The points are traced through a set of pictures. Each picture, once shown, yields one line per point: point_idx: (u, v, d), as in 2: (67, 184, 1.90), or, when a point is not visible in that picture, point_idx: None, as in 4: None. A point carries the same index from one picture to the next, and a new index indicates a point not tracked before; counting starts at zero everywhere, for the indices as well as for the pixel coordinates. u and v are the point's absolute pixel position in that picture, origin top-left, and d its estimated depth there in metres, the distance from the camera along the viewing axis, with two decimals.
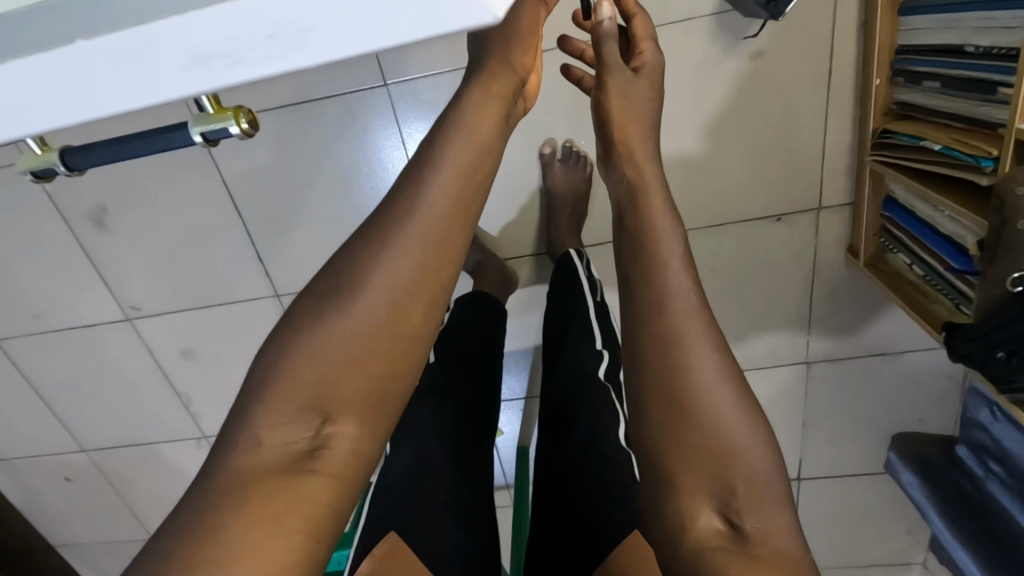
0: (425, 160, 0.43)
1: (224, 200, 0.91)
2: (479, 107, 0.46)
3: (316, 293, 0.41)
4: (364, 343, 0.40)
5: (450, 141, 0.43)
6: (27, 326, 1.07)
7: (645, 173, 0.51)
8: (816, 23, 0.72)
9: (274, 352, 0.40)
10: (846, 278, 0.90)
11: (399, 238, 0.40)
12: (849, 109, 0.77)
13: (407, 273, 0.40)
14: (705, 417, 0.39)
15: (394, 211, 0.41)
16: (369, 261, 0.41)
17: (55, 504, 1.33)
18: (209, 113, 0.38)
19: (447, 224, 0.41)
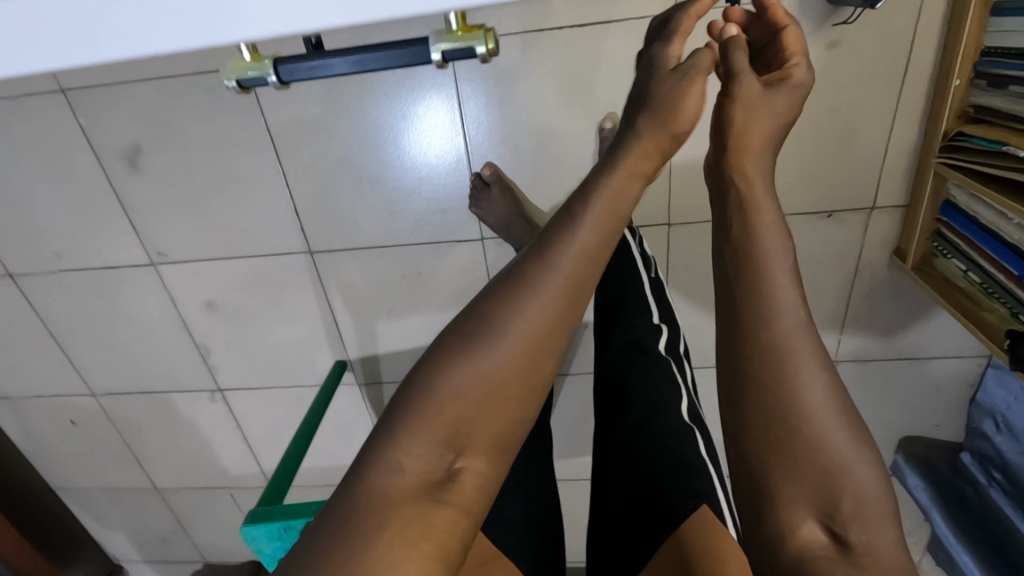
0: (570, 214, 0.46)
1: (267, 150, 0.89)
2: (622, 167, 0.48)
3: (459, 331, 0.44)
4: (499, 386, 0.43)
5: (593, 200, 0.46)
6: (46, 263, 1.03)
7: (755, 187, 0.50)
8: (902, 16, 0.70)
9: (415, 386, 0.43)
10: (888, 281, 0.89)
11: (538, 290, 0.43)
12: (918, 110, 0.76)
13: (543, 323, 0.43)
14: (816, 453, 0.42)
15: (535, 259, 0.44)
16: (508, 310, 0.43)
17: (58, 447, 1.32)
18: (457, 34, 0.47)
19: (583, 276, 0.45)
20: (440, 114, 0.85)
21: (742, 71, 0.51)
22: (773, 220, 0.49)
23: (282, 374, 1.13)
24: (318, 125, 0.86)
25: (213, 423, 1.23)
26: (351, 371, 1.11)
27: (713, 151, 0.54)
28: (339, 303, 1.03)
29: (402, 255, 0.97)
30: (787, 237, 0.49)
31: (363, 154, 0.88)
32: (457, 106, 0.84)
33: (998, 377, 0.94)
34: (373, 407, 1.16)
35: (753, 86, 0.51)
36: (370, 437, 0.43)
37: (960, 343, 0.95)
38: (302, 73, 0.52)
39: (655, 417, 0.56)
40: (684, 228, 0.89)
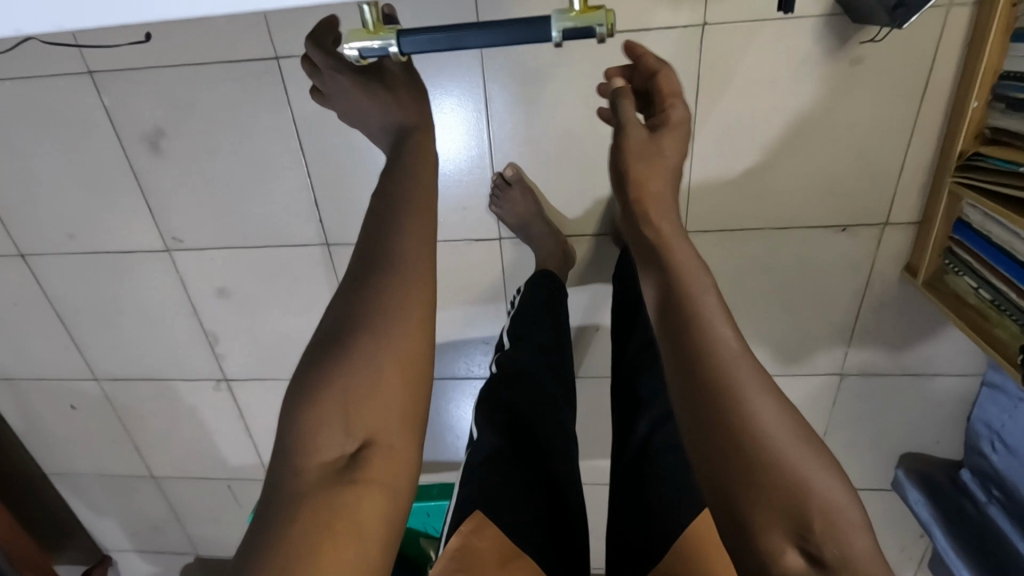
0: (387, 228, 0.53)
1: (291, 141, 0.89)
2: (416, 181, 0.55)
3: (318, 340, 0.49)
4: (378, 378, 0.48)
5: (408, 213, 0.53)
6: (59, 244, 1.03)
7: (670, 243, 0.56)
8: (924, 36, 0.72)
9: (294, 392, 0.48)
10: (898, 296, 0.91)
11: (386, 292, 0.50)
12: (936, 129, 0.78)
13: (396, 317, 0.50)
14: (772, 465, 0.42)
15: (377, 267, 0.51)
16: (364, 313, 0.49)
17: (56, 431, 1.31)
18: (576, 14, 0.45)
19: (417, 279, 0.52)
20: (448, 112, 0.86)
21: (630, 121, 0.59)
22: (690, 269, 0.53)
23: (290, 365, 1.13)
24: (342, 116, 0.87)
25: (215, 412, 1.22)
26: None
27: (623, 200, 0.63)
28: None
29: None
30: (706, 270, 0.54)
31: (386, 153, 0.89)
32: (461, 104, 0.85)
33: (992, 395, 0.95)
34: None
35: (639, 134, 0.59)
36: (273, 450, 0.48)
37: (961, 359, 0.97)
38: (423, 46, 0.48)
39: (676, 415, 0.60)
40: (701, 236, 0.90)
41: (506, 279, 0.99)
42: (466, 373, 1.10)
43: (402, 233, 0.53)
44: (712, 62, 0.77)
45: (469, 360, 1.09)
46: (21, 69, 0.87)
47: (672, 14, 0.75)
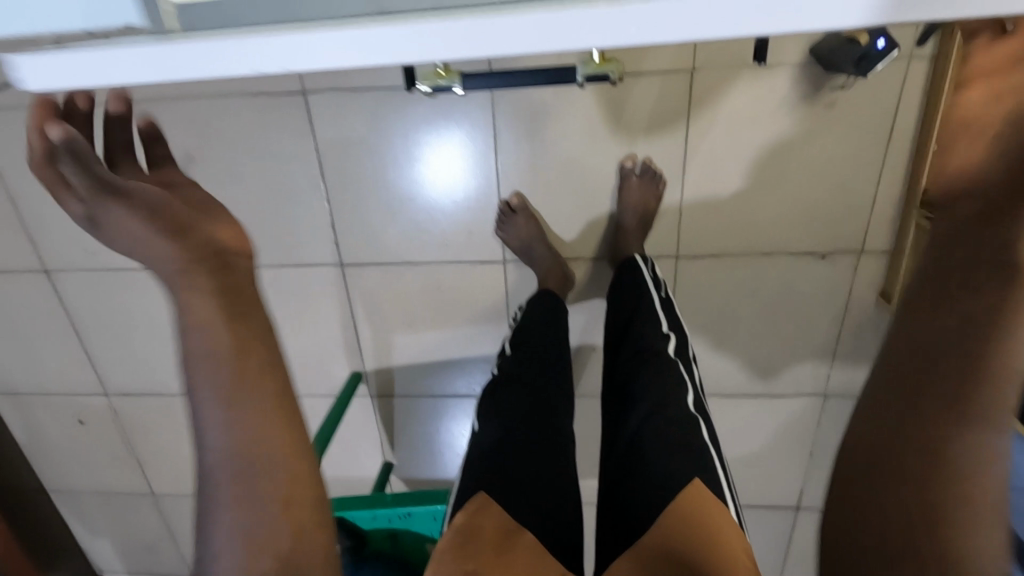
0: (195, 351, 0.52)
1: (312, 167, 0.96)
2: (195, 294, 0.52)
3: (200, 484, 0.54)
4: (266, 498, 0.53)
5: (200, 329, 0.52)
6: (83, 261, 1.08)
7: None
8: (888, 85, 0.81)
9: (201, 537, 0.53)
10: (875, 320, 0.98)
11: (229, 417, 0.53)
12: (903, 167, 0.86)
13: (250, 443, 0.53)
14: (971, 493, 0.48)
15: (212, 396, 0.53)
16: (217, 448, 0.53)
17: (61, 446, 1.33)
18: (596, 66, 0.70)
19: (258, 385, 0.54)
20: (446, 146, 0.93)
21: None
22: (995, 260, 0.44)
23: (298, 381, 1.17)
24: (359, 145, 0.94)
25: None
26: (364, 384, 1.16)
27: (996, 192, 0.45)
28: (360, 315, 1.09)
29: (425, 272, 1.03)
30: None
31: (397, 178, 0.96)
32: (458, 141, 0.92)
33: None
34: (381, 419, 1.20)
35: None
36: None
37: None
38: (480, 84, 0.73)
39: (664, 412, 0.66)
40: (691, 261, 0.97)
41: (509, 299, 1.05)
42: (466, 390, 1.15)
43: (210, 362, 0.52)
44: (700, 103, 0.85)
45: (469, 378, 1.14)
46: None
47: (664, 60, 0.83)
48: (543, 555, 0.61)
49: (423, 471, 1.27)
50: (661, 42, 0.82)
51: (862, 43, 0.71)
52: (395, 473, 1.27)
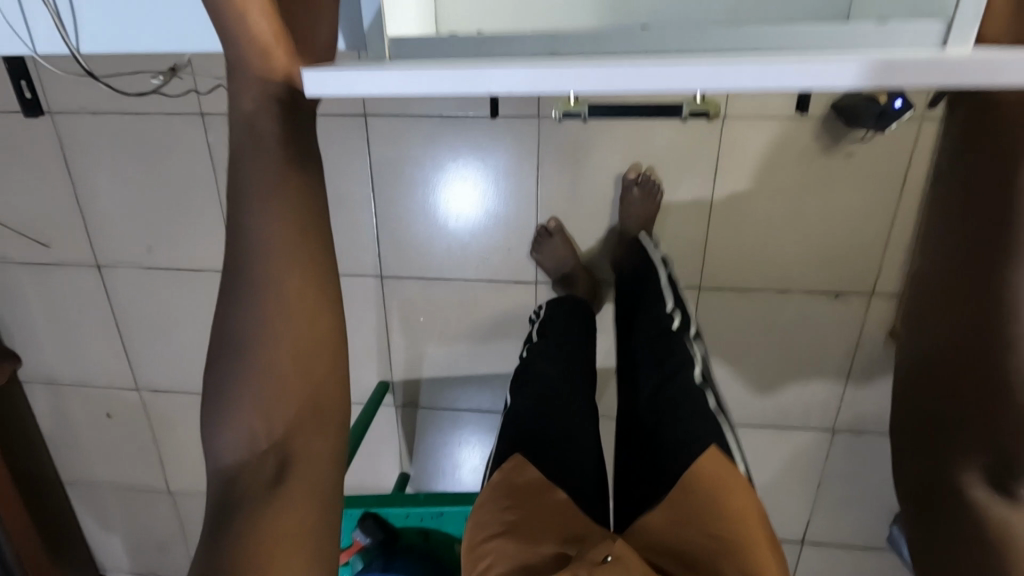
0: (257, 238, 0.58)
1: (365, 182, 1.03)
2: (267, 184, 0.58)
3: (222, 350, 0.60)
4: (282, 384, 0.60)
5: (267, 221, 0.58)
6: (137, 257, 1.15)
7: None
8: (902, 141, 0.89)
9: (216, 394, 0.61)
10: (884, 358, 1.03)
11: (268, 307, 0.59)
12: (914, 217, 0.93)
13: (284, 336, 0.60)
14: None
15: (257, 283, 0.59)
16: (252, 329, 0.59)
17: (86, 437, 1.36)
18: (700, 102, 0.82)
19: (300, 289, 0.60)
20: (455, 181, 1.01)
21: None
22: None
23: None
24: (405, 166, 1.01)
25: None
26: (391, 393, 1.21)
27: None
28: (394, 325, 1.14)
29: (460, 288, 1.09)
30: None
31: (442, 197, 1.03)
32: (468, 175, 1.01)
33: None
34: (403, 429, 1.24)
35: None
36: (205, 435, 0.62)
37: None
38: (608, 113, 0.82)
39: (677, 378, 0.78)
40: (712, 292, 1.03)
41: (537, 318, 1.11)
42: (488, 405, 1.19)
43: (274, 240, 0.59)
44: (729, 147, 0.93)
45: (492, 393, 1.18)
46: (144, 104, 1.01)
47: None
48: (574, 509, 0.69)
49: (438, 483, 1.30)
50: None
51: (880, 102, 0.79)
52: (411, 484, 1.31)
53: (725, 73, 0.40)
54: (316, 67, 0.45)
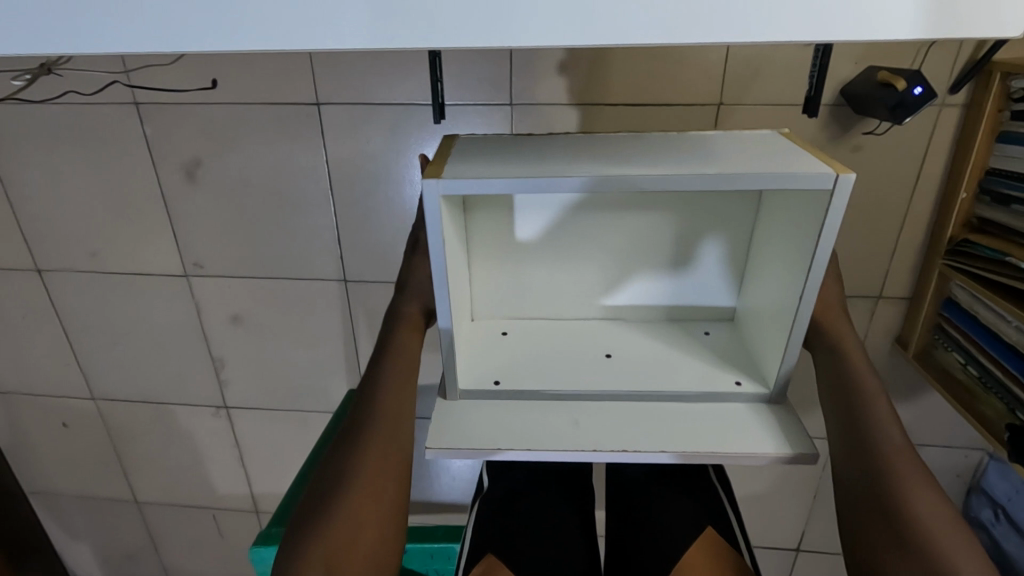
0: (378, 372, 0.63)
1: (322, 176, 0.93)
2: (404, 333, 0.66)
3: (333, 457, 0.56)
4: (374, 502, 0.53)
5: (390, 359, 0.64)
6: (78, 261, 1.05)
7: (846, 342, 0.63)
8: (919, 129, 0.79)
9: (311, 506, 0.53)
10: (890, 365, 0.95)
11: (376, 426, 0.58)
12: (927, 214, 0.84)
13: (382, 456, 0.56)
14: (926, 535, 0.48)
15: (368, 402, 0.60)
16: (360, 441, 0.57)
17: (43, 449, 1.28)
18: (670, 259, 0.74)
19: (403, 423, 0.60)
20: None
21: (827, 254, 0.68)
22: (880, 390, 0.58)
23: (293, 393, 1.15)
24: (360, 163, 0.92)
25: (210, 437, 1.22)
26: None
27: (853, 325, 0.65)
28: (363, 331, 1.06)
29: None
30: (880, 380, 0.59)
31: (413, 198, 0.94)
32: None
33: (1000, 469, 0.97)
34: None
35: None
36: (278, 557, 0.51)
37: (948, 434, 1.00)
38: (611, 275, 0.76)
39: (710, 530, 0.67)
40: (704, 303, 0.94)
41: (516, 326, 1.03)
42: None
43: (392, 372, 0.62)
44: None
45: None
46: (73, 91, 0.91)
47: (694, 91, 0.80)
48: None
49: (416, 493, 1.23)
50: (693, 77, 0.79)
51: (898, 88, 0.68)
52: None
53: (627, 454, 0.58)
54: (438, 443, 0.59)
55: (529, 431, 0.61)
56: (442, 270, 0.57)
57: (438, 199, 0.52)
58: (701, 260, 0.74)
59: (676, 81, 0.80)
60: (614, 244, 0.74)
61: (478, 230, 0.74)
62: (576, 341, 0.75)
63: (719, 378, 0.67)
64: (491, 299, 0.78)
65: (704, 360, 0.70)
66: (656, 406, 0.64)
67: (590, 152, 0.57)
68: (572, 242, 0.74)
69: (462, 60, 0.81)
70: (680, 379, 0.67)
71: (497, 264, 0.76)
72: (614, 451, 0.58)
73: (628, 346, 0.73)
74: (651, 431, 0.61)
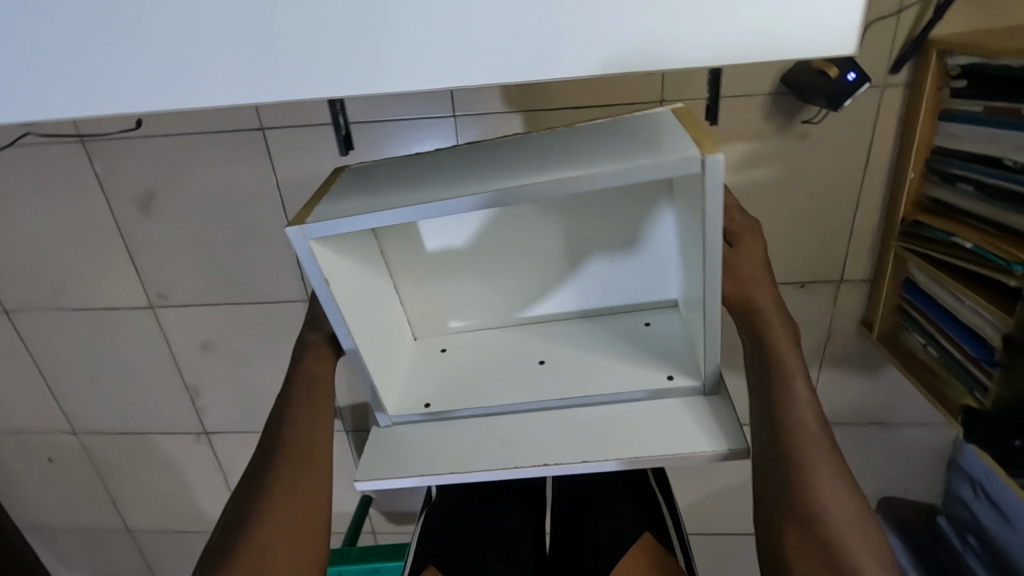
0: (288, 401, 0.64)
1: (275, 200, 0.93)
2: (312, 356, 0.66)
3: (248, 489, 0.59)
4: (287, 532, 0.56)
5: (298, 386, 0.64)
6: (44, 299, 1.05)
7: (771, 321, 0.60)
8: (863, 112, 0.78)
9: (229, 539, 0.56)
10: (858, 347, 0.95)
11: (287, 458, 0.60)
12: (880, 197, 0.83)
13: (292, 486, 0.58)
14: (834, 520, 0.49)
15: (280, 432, 0.62)
16: (272, 474, 0.59)
17: (31, 485, 1.29)
18: (593, 262, 0.77)
19: (316, 449, 0.61)
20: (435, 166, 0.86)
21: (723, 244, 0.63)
22: (799, 366, 0.57)
23: None
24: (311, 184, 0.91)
25: (194, 463, 1.23)
26: (339, 419, 1.13)
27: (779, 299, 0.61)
28: None
29: None
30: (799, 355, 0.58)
31: None
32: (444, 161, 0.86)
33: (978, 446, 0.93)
34: (356, 452, 1.18)
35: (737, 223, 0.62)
36: None
37: (926, 412, 0.99)
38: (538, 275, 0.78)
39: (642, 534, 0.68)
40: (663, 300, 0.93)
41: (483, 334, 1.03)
42: None
43: (302, 399, 0.63)
44: None
45: None
46: (18, 130, 0.90)
47: (636, 89, 0.79)
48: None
49: (401, 505, 1.24)
50: (633, 74, 0.78)
51: (831, 75, 0.67)
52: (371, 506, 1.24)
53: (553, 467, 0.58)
54: (368, 474, 0.61)
55: (459, 449, 0.62)
56: (335, 309, 0.58)
57: (309, 241, 0.54)
58: (624, 262, 0.77)
59: (617, 81, 0.79)
60: (534, 251, 0.77)
61: (393, 246, 0.76)
62: (512, 347, 0.76)
63: (650, 372, 0.66)
64: (425, 315, 0.80)
65: (642, 355, 0.69)
66: (589, 410, 0.64)
67: (487, 166, 0.57)
68: (491, 249, 0.77)
69: None
70: (617, 377, 0.66)
71: (421, 279, 0.78)
72: (535, 465, 0.59)
73: (559, 348, 0.74)
74: (591, 438, 0.60)
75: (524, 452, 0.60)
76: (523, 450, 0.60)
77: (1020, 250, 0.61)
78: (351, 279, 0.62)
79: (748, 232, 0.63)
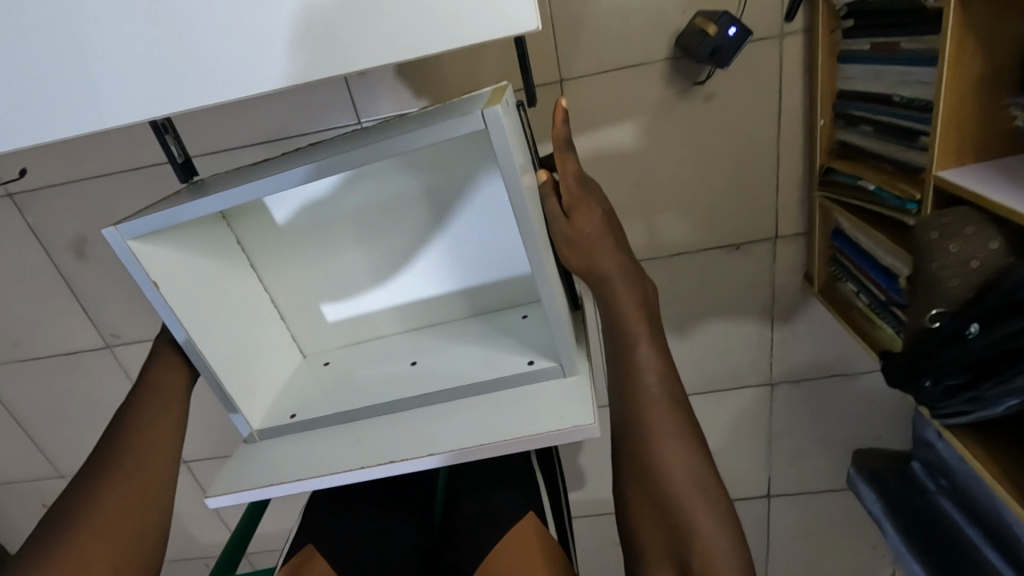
0: (131, 411, 0.65)
1: None
2: (162, 370, 0.67)
3: (72, 495, 0.60)
4: (105, 541, 0.57)
5: (144, 397, 0.65)
6: (5, 352, 1.08)
7: (619, 295, 0.58)
8: (766, 64, 0.76)
9: (43, 543, 0.57)
10: (803, 301, 0.93)
11: (119, 468, 0.61)
12: (798, 147, 0.81)
13: (119, 495, 0.59)
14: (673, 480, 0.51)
15: (117, 442, 0.63)
16: (100, 483, 0.60)
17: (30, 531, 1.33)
18: (458, 252, 0.77)
19: (152, 461, 0.62)
20: None
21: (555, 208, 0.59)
22: (645, 335, 0.57)
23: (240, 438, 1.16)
24: None
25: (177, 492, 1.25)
26: None
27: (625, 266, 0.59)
28: None
29: None
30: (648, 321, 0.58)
31: None
32: None
33: None
34: None
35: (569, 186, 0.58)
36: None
37: None
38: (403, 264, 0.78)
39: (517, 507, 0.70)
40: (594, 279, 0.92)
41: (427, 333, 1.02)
42: None
43: (146, 410, 0.65)
44: (577, 112, 0.80)
45: None
46: None
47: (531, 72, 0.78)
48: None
49: None
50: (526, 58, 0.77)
51: (711, 34, 0.67)
52: None
53: (402, 464, 0.58)
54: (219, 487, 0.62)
55: (309, 460, 0.62)
56: (165, 305, 0.60)
57: (127, 241, 0.57)
58: (488, 252, 0.77)
59: (512, 67, 0.78)
60: (396, 241, 0.77)
61: (247, 230, 0.75)
62: (392, 354, 0.77)
63: (513, 360, 0.65)
64: (302, 319, 0.81)
65: (517, 344, 0.70)
66: (449, 405, 0.64)
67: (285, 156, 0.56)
68: (347, 237, 0.76)
69: (299, 90, 0.81)
70: (489, 366, 0.66)
71: (284, 271, 0.78)
72: (384, 463, 0.58)
73: (429, 349, 0.75)
74: (465, 428, 0.59)
75: (386, 448, 0.60)
76: (379, 450, 0.60)
77: (914, 187, 0.59)
78: (192, 275, 0.64)
79: (588, 188, 0.60)
